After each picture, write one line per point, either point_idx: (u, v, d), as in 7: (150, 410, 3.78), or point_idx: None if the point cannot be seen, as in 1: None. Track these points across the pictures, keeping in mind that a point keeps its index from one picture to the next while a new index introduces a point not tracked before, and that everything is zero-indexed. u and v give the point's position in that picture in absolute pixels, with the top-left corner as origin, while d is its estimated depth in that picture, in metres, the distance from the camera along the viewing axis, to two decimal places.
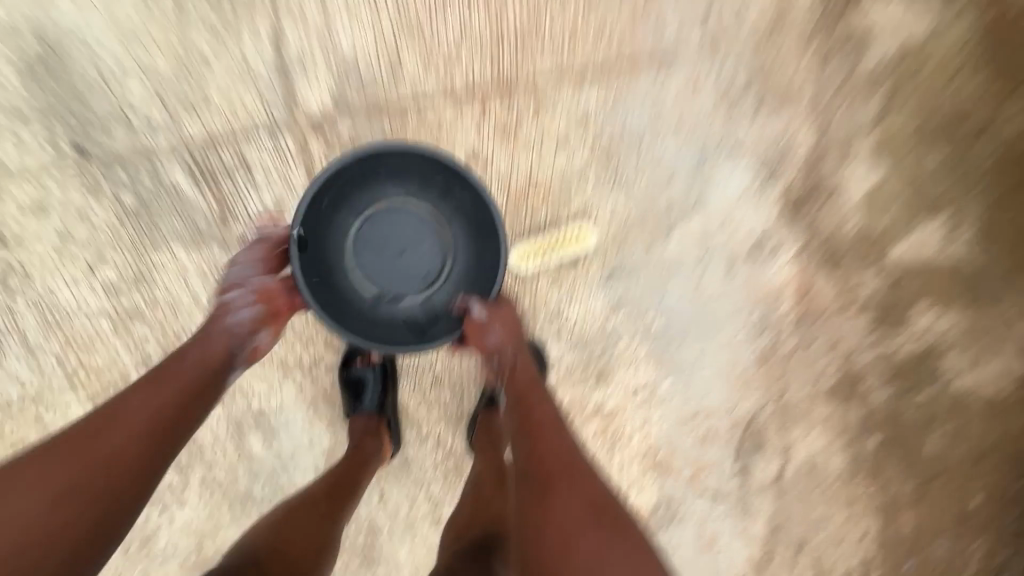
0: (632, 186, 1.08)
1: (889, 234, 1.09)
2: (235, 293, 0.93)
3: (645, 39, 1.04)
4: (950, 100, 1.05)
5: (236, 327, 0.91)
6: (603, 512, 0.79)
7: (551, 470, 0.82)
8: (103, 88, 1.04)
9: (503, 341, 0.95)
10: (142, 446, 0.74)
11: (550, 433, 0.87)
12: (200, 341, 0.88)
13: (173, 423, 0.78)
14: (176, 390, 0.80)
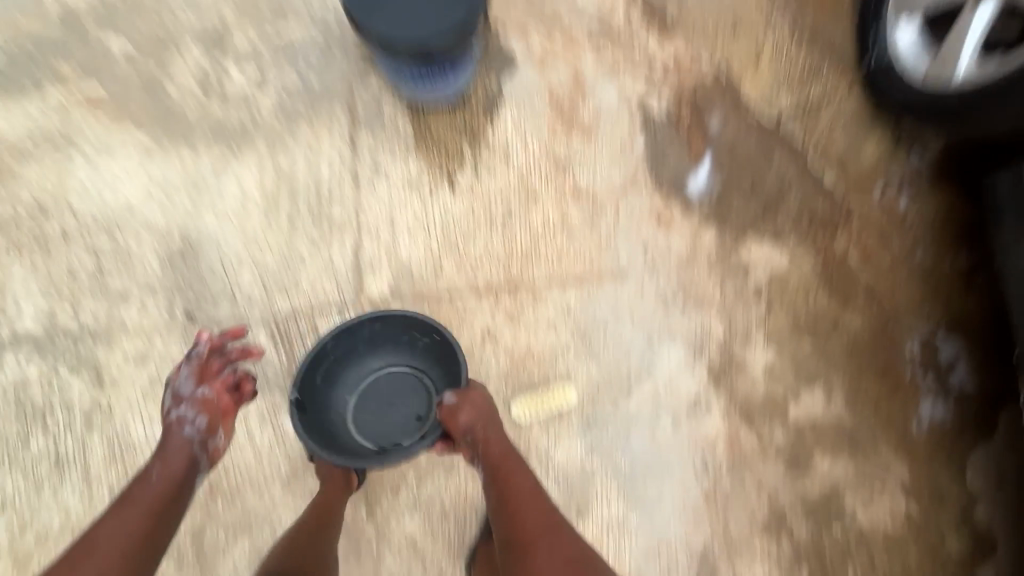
0: (602, 359, 1.47)
1: (786, 399, 1.50)
2: (180, 408, 1.23)
3: (608, 259, 1.49)
4: (816, 306, 1.53)
5: (195, 436, 1.21)
6: (576, 561, 1.05)
7: (532, 535, 1.09)
8: (218, 273, 1.42)
9: (476, 424, 1.22)
10: (137, 544, 1.00)
11: (527, 503, 1.14)
12: (158, 461, 1.16)
13: (160, 521, 1.06)
14: (144, 500, 1.08)
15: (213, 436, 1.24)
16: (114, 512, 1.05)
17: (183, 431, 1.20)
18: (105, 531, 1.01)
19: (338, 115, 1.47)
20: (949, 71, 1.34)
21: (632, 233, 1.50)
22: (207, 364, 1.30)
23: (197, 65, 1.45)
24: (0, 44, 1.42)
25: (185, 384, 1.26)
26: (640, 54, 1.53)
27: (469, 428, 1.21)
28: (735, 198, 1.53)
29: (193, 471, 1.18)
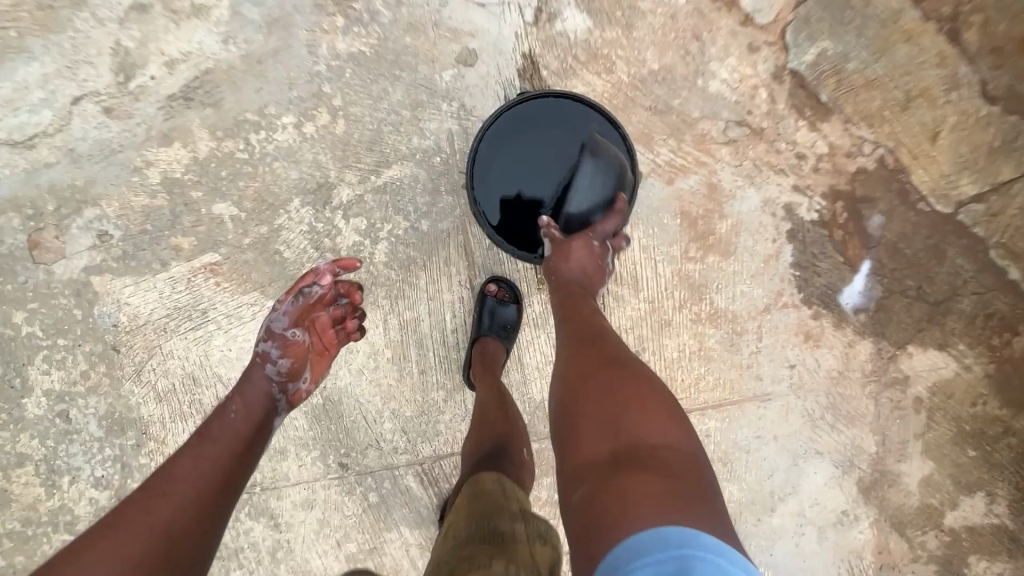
0: (744, 480, 1.45)
1: (943, 507, 1.44)
2: (267, 343, 1.29)
3: (749, 382, 1.40)
4: (983, 412, 1.40)
5: (278, 377, 1.27)
6: (625, 369, 0.98)
7: (589, 339, 1.07)
8: (361, 424, 1.47)
9: (580, 269, 1.22)
10: (226, 459, 1.08)
11: (592, 319, 1.13)
12: (239, 394, 1.21)
13: (246, 440, 1.14)
14: (234, 415, 1.16)
15: (296, 377, 1.30)
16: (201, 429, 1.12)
17: (266, 370, 1.26)
18: (206, 435, 1.10)
19: (454, 260, 1.40)
20: None
21: (777, 354, 1.39)
22: (309, 308, 1.30)
23: (306, 222, 1.39)
24: (117, 223, 1.41)
25: (280, 320, 1.29)
26: (786, 149, 1.31)
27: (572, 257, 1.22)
28: (897, 305, 1.36)
29: (269, 412, 1.23)
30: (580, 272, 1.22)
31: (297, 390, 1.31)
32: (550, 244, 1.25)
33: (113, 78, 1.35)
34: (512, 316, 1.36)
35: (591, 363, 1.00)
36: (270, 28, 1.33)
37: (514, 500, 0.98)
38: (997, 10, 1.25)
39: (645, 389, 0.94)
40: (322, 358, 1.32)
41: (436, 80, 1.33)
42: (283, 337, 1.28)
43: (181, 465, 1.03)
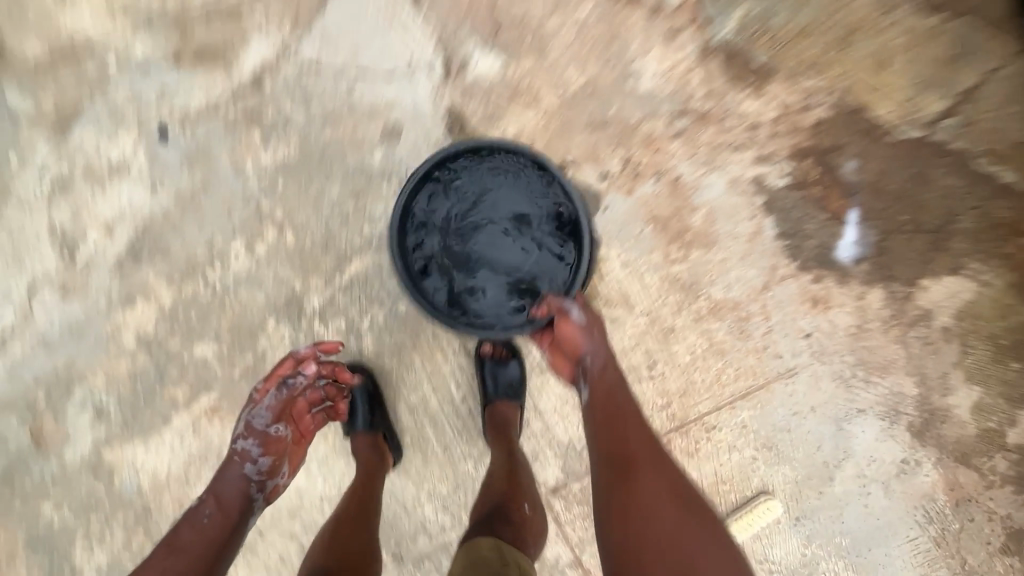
0: (795, 458, 1.41)
1: (1002, 428, 1.38)
2: (245, 441, 1.19)
3: (770, 363, 1.36)
4: (1017, 322, 1.33)
5: (256, 473, 1.18)
6: (665, 473, 0.90)
7: (636, 451, 0.93)
8: (402, 514, 1.43)
9: (604, 354, 1.07)
10: (194, 563, 0.98)
11: (615, 402, 1.01)
12: (215, 497, 1.11)
13: (219, 543, 1.04)
14: (211, 519, 1.07)
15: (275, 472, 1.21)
16: (172, 533, 1.03)
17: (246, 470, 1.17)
18: (178, 542, 1.01)
19: (443, 332, 1.37)
20: None
21: (790, 327, 1.34)
22: (292, 401, 1.23)
23: (286, 339, 1.36)
24: (108, 395, 1.40)
25: (263, 417, 1.20)
26: (738, 123, 1.26)
27: (583, 341, 1.07)
28: (896, 243, 1.30)
29: (247, 510, 1.14)
30: (596, 356, 1.07)
31: (275, 484, 1.22)
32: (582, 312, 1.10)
33: (58, 258, 1.34)
34: (517, 373, 1.34)
35: (631, 471, 0.89)
36: (192, 163, 1.30)
37: (513, 568, 0.94)
38: None
39: (686, 501, 0.87)
40: (299, 449, 1.27)
41: (369, 164, 1.29)
42: (264, 434, 1.20)
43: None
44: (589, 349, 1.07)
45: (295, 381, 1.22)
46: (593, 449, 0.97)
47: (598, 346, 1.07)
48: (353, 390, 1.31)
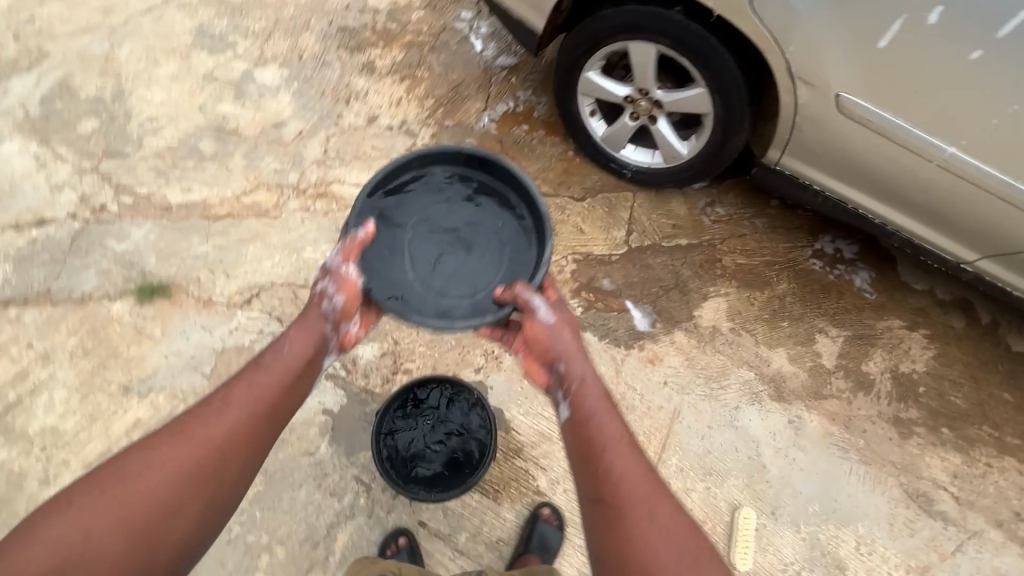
0: (731, 468, 1.79)
1: (817, 361, 1.95)
2: (323, 280, 1.30)
3: (661, 416, 1.83)
4: (763, 302, 2.03)
5: (331, 317, 1.29)
6: (642, 500, 1.04)
7: (625, 494, 1.05)
8: None
9: (586, 372, 1.23)
10: (246, 433, 1.09)
11: (595, 426, 1.15)
12: (293, 334, 1.25)
13: (278, 405, 1.15)
14: (285, 357, 1.21)
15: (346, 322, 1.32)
16: (256, 361, 1.20)
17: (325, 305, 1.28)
18: (254, 382, 1.15)
19: (436, 547, 1.62)
20: (684, 152, 1.89)
21: (652, 386, 1.86)
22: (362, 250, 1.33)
23: None
24: None
25: (335, 259, 1.31)
26: None
27: (551, 350, 1.27)
28: (665, 303, 1.99)
29: (317, 356, 1.27)
30: (571, 368, 1.24)
31: (343, 335, 1.34)
32: (550, 310, 1.29)
33: None
34: (558, 540, 1.61)
35: (607, 499, 1.05)
36: None
37: None
38: (545, 169, 2.17)
39: (659, 526, 1.01)
40: (373, 312, 1.41)
41: (320, 457, 1.68)
42: (339, 275, 1.30)
43: (236, 392, 1.12)
44: (562, 362, 1.25)
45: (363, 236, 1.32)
46: (582, 493, 1.11)
47: (574, 371, 1.24)
48: (399, 539, 1.58)
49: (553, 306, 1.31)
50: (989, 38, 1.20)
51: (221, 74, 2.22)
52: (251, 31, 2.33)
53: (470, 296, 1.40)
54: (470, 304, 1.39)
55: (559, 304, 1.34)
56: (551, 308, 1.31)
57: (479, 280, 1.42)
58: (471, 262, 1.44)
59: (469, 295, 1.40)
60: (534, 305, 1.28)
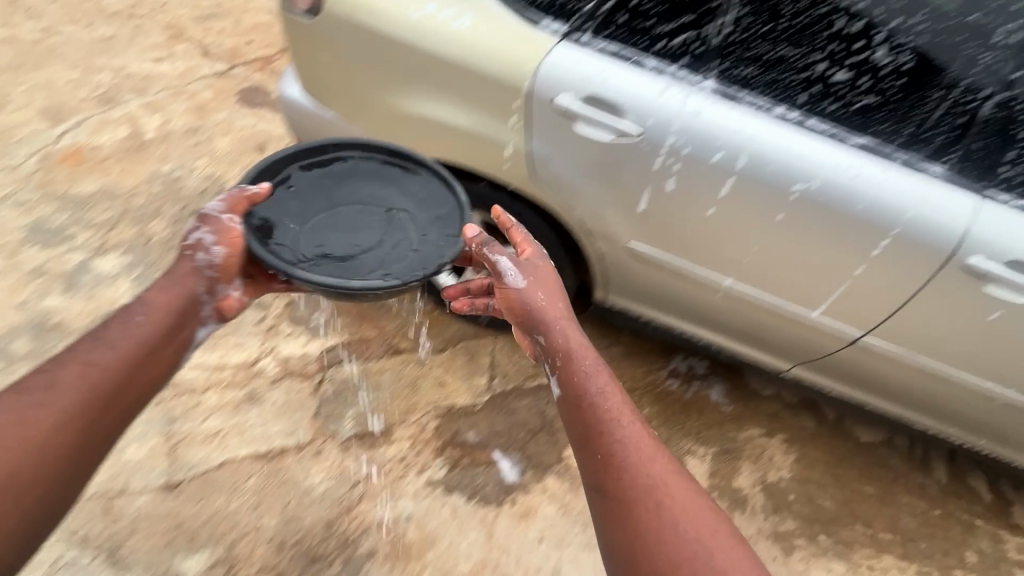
0: None
1: None
2: (197, 232, 1.20)
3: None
4: None
5: (209, 272, 1.20)
6: (661, 479, 0.98)
7: (628, 466, 0.99)
8: None
9: (569, 339, 1.18)
10: (79, 420, 0.95)
11: (587, 400, 1.09)
12: (154, 302, 1.12)
13: (121, 386, 1.01)
14: (138, 330, 1.08)
15: (226, 284, 1.23)
16: (95, 335, 1.05)
17: (198, 261, 1.19)
18: (91, 362, 1.00)
19: None
20: None
21: (528, 546, 1.74)
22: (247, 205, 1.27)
23: None
24: None
25: (217, 206, 1.23)
26: (393, 462, 1.84)
27: (526, 316, 1.22)
28: (534, 448, 1.95)
29: (184, 323, 1.16)
30: (553, 335, 1.19)
31: (227, 296, 1.23)
32: (519, 273, 1.25)
33: None
34: None
35: (609, 478, 0.99)
36: None
37: None
38: (402, 326, 2.18)
39: (686, 511, 0.94)
40: (262, 281, 1.32)
41: None
42: (220, 225, 1.21)
43: (71, 369, 0.98)
44: (541, 334, 1.20)
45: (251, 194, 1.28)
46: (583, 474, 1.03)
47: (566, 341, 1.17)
48: None
49: (528, 269, 1.27)
50: (715, 198, 1.37)
51: (53, 267, 2.15)
52: (94, 222, 2.32)
53: (381, 267, 1.34)
54: (379, 266, 1.34)
55: (531, 261, 1.29)
56: (524, 271, 1.26)
57: (392, 254, 1.36)
58: (383, 238, 1.38)
59: (379, 266, 1.34)
60: (502, 267, 1.26)
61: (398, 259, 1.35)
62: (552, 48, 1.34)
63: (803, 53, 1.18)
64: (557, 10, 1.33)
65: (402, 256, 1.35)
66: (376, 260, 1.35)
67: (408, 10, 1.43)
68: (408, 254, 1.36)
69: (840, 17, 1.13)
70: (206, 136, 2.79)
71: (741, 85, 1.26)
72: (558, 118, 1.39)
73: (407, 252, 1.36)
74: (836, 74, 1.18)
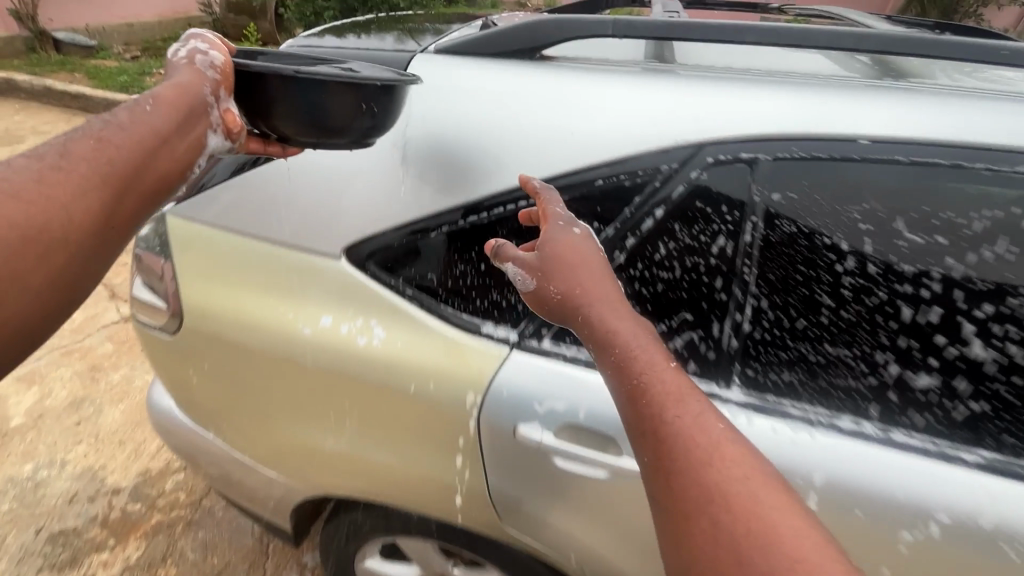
0: None
1: None
2: (182, 56, 0.91)
3: None
4: None
5: (211, 75, 0.89)
6: (735, 503, 0.55)
7: (685, 475, 0.58)
8: None
9: (602, 309, 0.71)
10: (105, 186, 0.74)
11: (625, 382, 0.65)
12: (160, 93, 0.85)
13: (143, 163, 0.78)
14: (149, 117, 0.82)
15: (230, 96, 0.91)
16: (96, 122, 0.80)
17: (195, 63, 0.89)
18: (107, 136, 0.77)
19: None
20: None
21: None
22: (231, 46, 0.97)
23: None
24: None
25: (207, 39, 0.94)
26: None
27: (550, 310, 0.76)
28: None
29: (194, 123, 0.85)
30: (588, 318, 0.71)
31: (227, 110, 0.90)
32: (529, 271, 0.78)
33: None
34: None
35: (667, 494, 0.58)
36: None
37: None
38: None
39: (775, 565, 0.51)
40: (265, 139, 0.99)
41: None
42: (210, 47, 0.92)
43: (84, 144, 0.76)
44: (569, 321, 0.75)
45: (228, 46, 0.96)
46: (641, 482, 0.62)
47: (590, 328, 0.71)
48: None
49: (539, 254, 0.78)
50: None
51: None
52: None
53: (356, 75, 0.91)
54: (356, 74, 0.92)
55: (551, 233, 0.79)
56: (538, 265, 0.78)
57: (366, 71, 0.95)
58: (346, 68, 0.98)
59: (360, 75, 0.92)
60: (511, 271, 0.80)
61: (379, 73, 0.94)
62: (504, 363, 0.93)
63: (863, 351, 0.82)
64: (502, 312, 0.94)
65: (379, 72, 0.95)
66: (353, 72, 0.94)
67: (296, 320, 1.02)
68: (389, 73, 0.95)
69: (905, 304, 0.79)
70: (91, 409, 2.24)
71: (782, 393, 0.86)
72: (522, 450, 0.94)
73: (384, 71, 0.96)
74: (918, 377, 0.81)
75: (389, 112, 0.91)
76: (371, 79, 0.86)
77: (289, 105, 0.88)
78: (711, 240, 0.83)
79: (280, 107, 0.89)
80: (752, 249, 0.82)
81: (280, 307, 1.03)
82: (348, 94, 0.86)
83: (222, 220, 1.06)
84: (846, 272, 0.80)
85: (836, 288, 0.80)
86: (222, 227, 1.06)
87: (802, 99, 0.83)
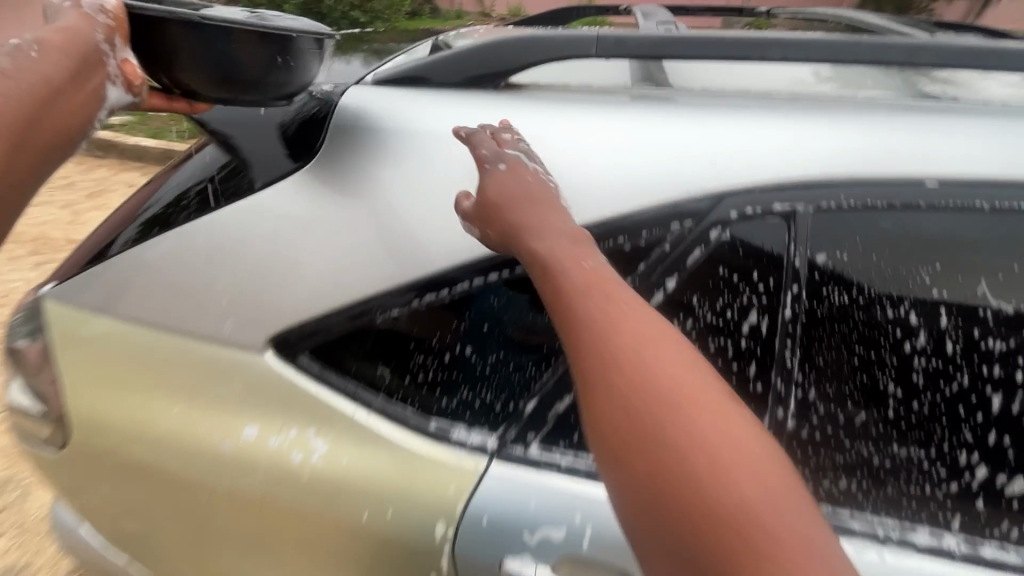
0: None
1: None
2: None
3: None
4: None
5: (102, 20, 0.66)
6: (670, 381, 0.50)
7: (615, 348, 0.51)
8: None
9: (528, 205, 0.62)
10: None
11: (550, 256, 0.58)
12: (47, 36, 0.67)
13: (19, 128, 0.63)
14: (28, 65, 0.64)
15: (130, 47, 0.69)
16: None
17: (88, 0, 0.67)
18: None
19: None
20: None
21: None
22: None
23: None
24: None
25: None
26: None
27: (494, 239, 0.63)
28: None
29: (83, 78, 0.67)
30: (510, 205, 0.62)
31: (127, 60, 0.69)
32: (478, 217, 0.65)
33: None
34: None
35: (596, 371, 0.51)
36: None
37: None
38: None
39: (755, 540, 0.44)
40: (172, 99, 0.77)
41: None
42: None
43: None
44: (490, 231, 0.63)
45: None
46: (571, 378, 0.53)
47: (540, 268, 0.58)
48: None
49: (479, 203, 0.64)
50: None
51: None
52: None
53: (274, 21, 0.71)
54: (275, 21, 0.73)
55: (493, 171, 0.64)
56: (485, 206, 0.63)
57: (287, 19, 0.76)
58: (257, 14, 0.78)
59: (282, 23, 0.73)
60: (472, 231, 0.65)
61: (303, 24, 0.75)
62: (481, 482, 0.72)
63: (943, 449, 0.64)
64: (476, 415, 0.73)
65: (304, 24, 0.76)
66: (273, 20, 0.74)
67: (211, 436, 0.79)
68: (311, 25, 0.77)
69: (993, 390, 0.62)
70: None
71: (848, 505, 0.67)
72: None
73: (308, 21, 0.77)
74: (1011, 479, 0.64)
75: (303, 76, 0.73)
76: (293, 32, 0.69)
77: (189, 51, 0.66)
78: (740, 317, 0.65)
79: (183, 59, 0.67)
80: (793, 327, 0.64)
81: (191, 418, 0.80)
82: (266, 45, 0.67)
83: (108, 306, 0.82)
84: (916, 351, 0.62)
85: (905, 373, 0.63)
86: (110, 314, 0.82)
87: (846, 130, 0.64)
